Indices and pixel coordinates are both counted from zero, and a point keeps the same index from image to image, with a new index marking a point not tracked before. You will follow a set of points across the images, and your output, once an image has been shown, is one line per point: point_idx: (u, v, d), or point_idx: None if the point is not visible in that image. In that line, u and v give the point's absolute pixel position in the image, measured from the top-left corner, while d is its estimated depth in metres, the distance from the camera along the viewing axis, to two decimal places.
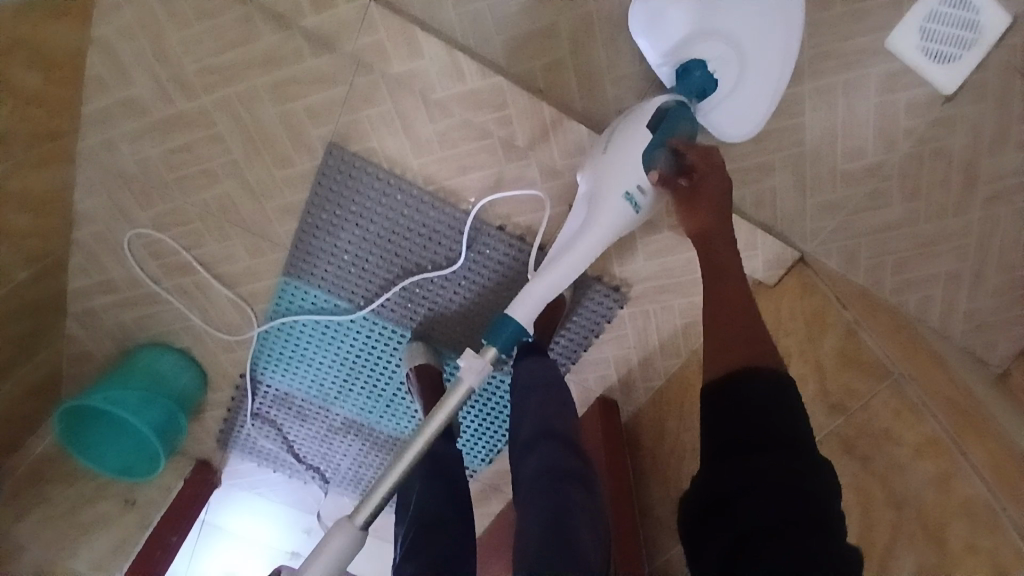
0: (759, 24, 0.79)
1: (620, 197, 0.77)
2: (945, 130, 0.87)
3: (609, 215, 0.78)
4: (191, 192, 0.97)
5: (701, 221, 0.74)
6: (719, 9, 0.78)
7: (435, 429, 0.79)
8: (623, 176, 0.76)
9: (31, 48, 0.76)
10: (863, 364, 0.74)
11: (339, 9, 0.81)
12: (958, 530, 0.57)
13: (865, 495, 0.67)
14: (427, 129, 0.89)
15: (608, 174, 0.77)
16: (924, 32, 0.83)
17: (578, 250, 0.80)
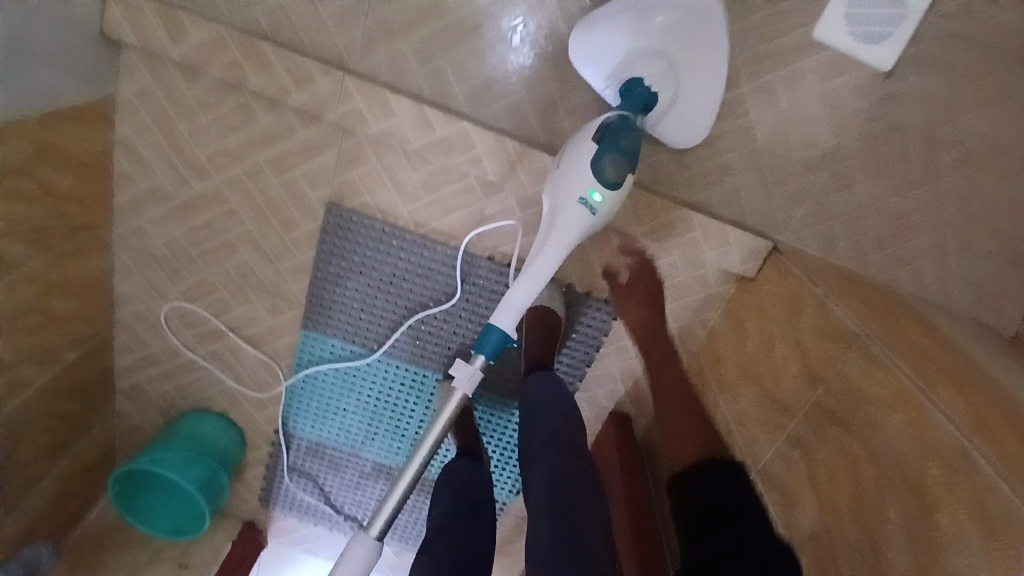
0: (687, 38, 0.87)
1: (575, 202, 0.84)
2: (893, 106, 0.92)
3: (568, 221, 0.85)
4: (213, 264, 1.09)
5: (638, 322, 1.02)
6: (648, 32, 0.87)
7: (439, 430, 0.85)
8: (579, 182, 0.84)
9: (63, 154, 0.90)
10: (837, 334, 0.76)
11: (319, 84, 0.91)
12: (936, 476, 0.57)
13: (851, 458, 0.68)
14: (410, 177, 0.99)
15: (562, 187, 0.85)
16: (853, 17, 0.89)
17: (544, 256, 0.87)
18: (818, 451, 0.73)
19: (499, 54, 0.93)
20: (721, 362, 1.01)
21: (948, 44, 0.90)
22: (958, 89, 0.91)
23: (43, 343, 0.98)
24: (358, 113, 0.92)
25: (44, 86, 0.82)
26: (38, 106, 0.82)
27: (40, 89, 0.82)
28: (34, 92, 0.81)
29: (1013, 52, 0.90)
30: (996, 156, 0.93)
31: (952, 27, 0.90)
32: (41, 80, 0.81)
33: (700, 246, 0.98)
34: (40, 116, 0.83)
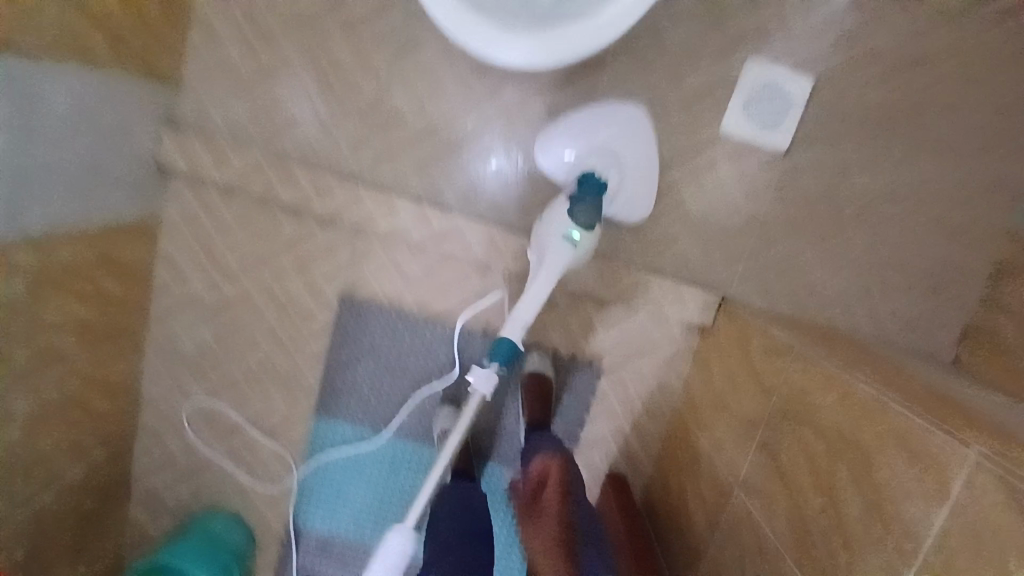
0: (622, 136, 1.09)
1: (559, 238, 1.01)
2: (795, 175, 1.14)
3: (554, 254, 1.01)
4: (235, 360, 1.21)
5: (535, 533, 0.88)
6: (592, 133, 1.08)
7: (467, 421, 0.97)
8: (556, 228, 1.01)
9: (116, 263, 1.06)
10: (780, 349, 0.91)
11: (336, 196, 1.12)
12: (865, 429, 0.70)
13: (805, 442, 0.79)
14: (411, 266, 1.16)
15: (546, 229, 1.02)
16: (748, 113, 1.11)
17: (537, 287, 1.01)
18: (779, 442, 0.84)
19: (478, 160, 1.14)
20: (700, 404, 1.12)
21: (832, 125, 1.12)
22: (850, 157, 1.13)
23: (78, 438, 1.07)
24: (367, 216, 1.12)
25: (107, 204, 1.01)
26: (99, 219, 1.00)
27: (105, 206, 1.01)
28: (100, 209, 1.00)
29: (889, 124, 1.12)
30: (888, 207, 1.15)
31: (836, 111, 1.11)
32: (105, 199, 1.01)
33: (662, 304, 1.16)
34: (103, 227, 1.01)
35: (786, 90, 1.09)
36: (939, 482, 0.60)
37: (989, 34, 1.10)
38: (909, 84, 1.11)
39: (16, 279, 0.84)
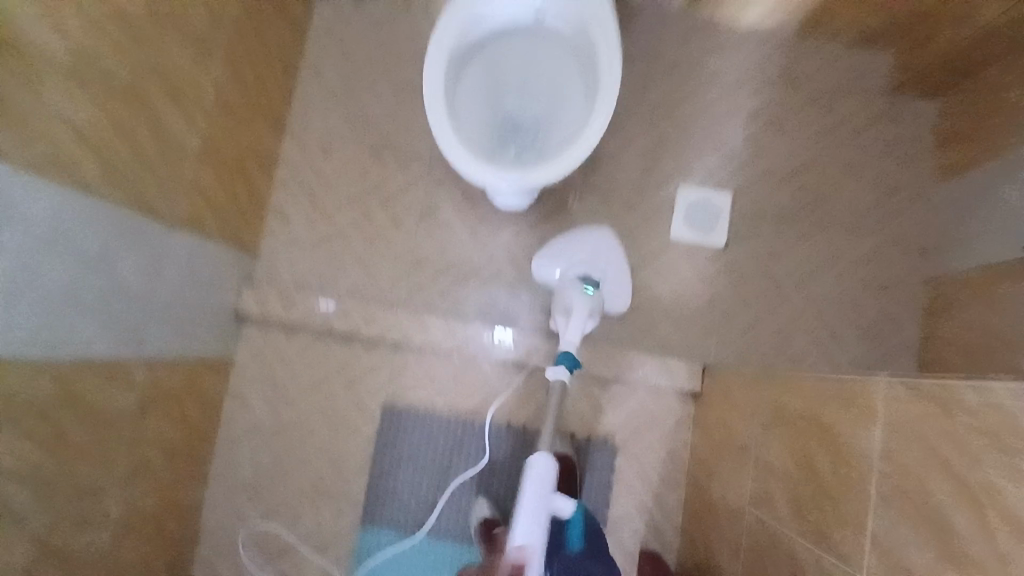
0: (596, 247, 1.42)
1: (581, 289, 1.30)
2: (740, 265, 1.44)
3: (582, 298, 1.28)
4: (290, 479, 1.35)
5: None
6: (573, 249, 1.41)
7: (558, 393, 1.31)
8: (573, 290, 1.30)
9: (198, 392, 1.27)
10: (760, 383, 1.12)
11: (380, 320, 1.37)
12: (832, 407, 0.89)
13: (794, 439, 0.96)
14: (443, 373, 1.38)
15: (568, 289, 1.31)
16: (689, 222, 1.45)
17: (576, 321, 1.25)
18: (775, 452, 1.01)
19: (492, 285, 1.42)
20: (708, 460, 1.27)
21: (760, 226, 1.45)
22: (779, 246, 1.45)
23: (149, 557, 1.17)
24: (405, 333, 1.36)
25: (196, 341, 1.25)
26: (190, 354, 1.23)
27: (195, 342, 1.24)
28: (191, 345, 1.23)
29: (803, 218, 1.46)
30: (819, 278, 1.44)
31: (760, 214, 1.46)
32: (196, 337, 1.25)
33: (653, 376, 1.37)
34: (191, 361, 1.24)
35: (715, 203, 1.45)
36: (872, 421, 0.81)
37: (857, 148, 1.48)
38: (808, 185, 1.47)
39: (125, 394, 1.06)
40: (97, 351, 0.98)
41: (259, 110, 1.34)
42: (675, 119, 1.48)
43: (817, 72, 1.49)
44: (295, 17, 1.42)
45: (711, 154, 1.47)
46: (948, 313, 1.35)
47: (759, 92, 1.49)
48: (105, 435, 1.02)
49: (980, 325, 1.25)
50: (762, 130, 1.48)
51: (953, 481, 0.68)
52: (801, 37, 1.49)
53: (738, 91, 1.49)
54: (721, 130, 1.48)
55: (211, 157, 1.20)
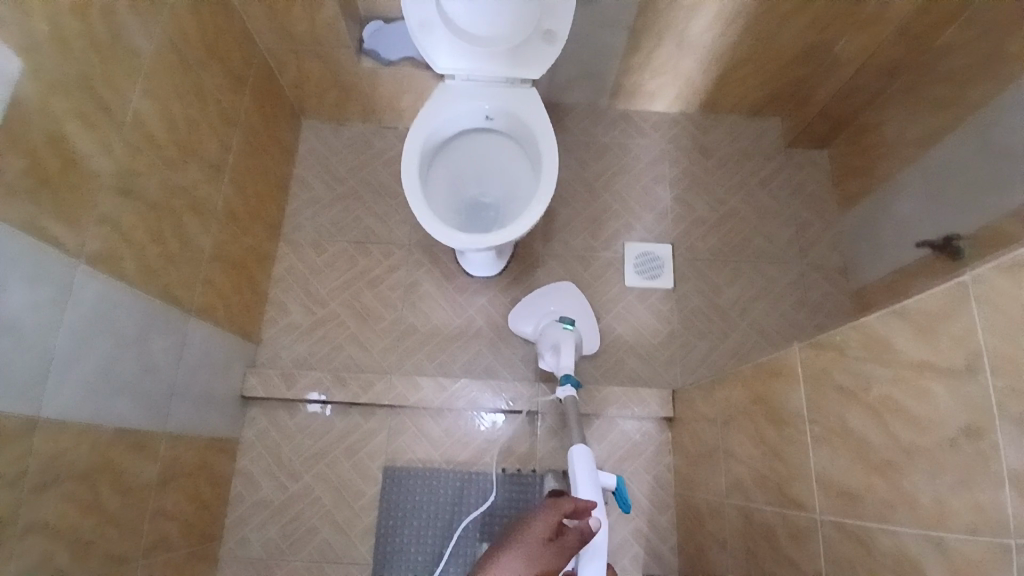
0: (560, 293, 1.56)
1: (561, 326, 1.45)
2: (688, 301, 1.64)
3: (566, 334, 1.44)
4: (299, 551, 1.40)
5: (516, 552, 0.93)
6: (540, 300, 1.56)
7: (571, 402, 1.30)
8: (556, 330, 1.45)
9: (209, 470, 1.35)
10: (723, 390, 1.27)
11: (376, 386, 1.50)
12: (775, 385, 1.05)
13: (753, 423, 1.11)
14: (437, 429, 1.50)
15: (549, 332, 1.47)
16: (638, 270, 1.66)
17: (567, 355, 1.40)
18: (738, 441, 1.16)
19: (475, 344, 1.58)
20: (689, 474, 1.40)
21: (698, 266, 1.68)
22: (718, 281, 1.66)
23: None
24: (400, 395, 1.49)
25: (208, 421, 1.35)
26: (204, 433, 1.34)
27: (208, 423, 1.35)
28: (206, 425, 1.34)
29: (734, 256, 1.69)
30: (758, 305, 1.64)
31: (697, 257, 1.69)
32: (209, 417, 1.36)
33: (629, 405, 1.50)
34: (202, 439, 1.33)
35: (657, 254, 1.68)
36: (796, 383, 0.98)
37: (767, 193, 1.75)
38: (734, 230, 1.71)
39: (149, 465, 1.15)
40: (132, 423, 1.11)
41: (258, 217, 1.55)
42: (613, 189, 1.75)
43: (724, 140, 1.80)
44: (285, 143, 1.69)
45: (647, 214, 1.72)
46: None
47: (678, 159, 1.78)
48: (131, 504, 1.11)
49: None
50: (687, 190, 1.75)
51: (861, 405, 0.80)
52: (704, 115, 1.82)
53: (661, 162, 1.78)
54: (652, 194, 1.75)
55: (221, 257, 1.39)
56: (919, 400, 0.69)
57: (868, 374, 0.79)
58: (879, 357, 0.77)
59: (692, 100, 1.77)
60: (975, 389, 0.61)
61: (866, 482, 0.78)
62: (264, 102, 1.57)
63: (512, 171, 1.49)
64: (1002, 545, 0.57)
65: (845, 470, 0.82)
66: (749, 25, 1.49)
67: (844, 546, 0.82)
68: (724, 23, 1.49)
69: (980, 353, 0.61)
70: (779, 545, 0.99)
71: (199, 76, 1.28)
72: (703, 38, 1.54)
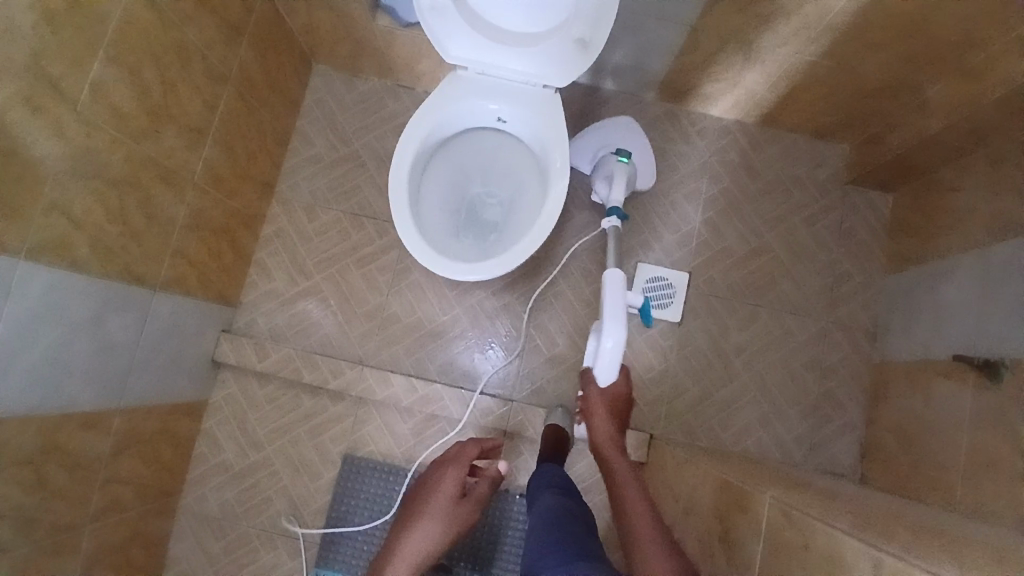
0: (618, 126, 1.51)
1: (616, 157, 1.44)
2: (690, 339, 1.52)
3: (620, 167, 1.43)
4: (252, 517, 1.45)
5: (432, 514, 1.17)
6: (598, 129, 1.51)
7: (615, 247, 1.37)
8: (612, 162, 1.44)
9: (171, 433, 1.37)
10: (691, 468, 1.20)
11: (346, 374, 1.47)
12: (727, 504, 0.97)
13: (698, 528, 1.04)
14: (403, 426, 1.48)
15: (604, 162, 1.46)
16: (644, 294, 1.53)
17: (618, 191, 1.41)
18: (682, 530, 1.10)
19: (458, 345, 1.52)
20: None
21: (711, 303, 1.53)
22: (728, 323, 1.53)
23: None
24: (370, 388, 1.46)
25: (173, 388, 1.35)
26: (168, 398, 1.34)
27: (173, 390, 1.36)
28: (170, 391, 1.35)
29: (753, 298, 1.53)
30: (765, 357, 1.51)
31: (712, 291, 1.54)
32: (175, 383, 1.36)
33: None
34: (164, 406, 1.33)
35: (670, 280, 1.53)
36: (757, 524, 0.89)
37: (809, 232, 1.55)
38: (761, 268, 1.54)
39: (101, 439, 1.16)
40: (79, 405, 1.10)
41: (247, 177, 1.46)
42: (638, 200, 1.58)
43: (776, 162, 1.57)
44: (289, 93, 1.55)
45: (669, 233, 1.56)
46: (889, 408, 1.39)
47: (719, 176, 1.58)
48: (80, 478, 1.13)
49: (916, 422, 1.29)
50: (720, 213, 1.57)
51: None
52: (760, 129, 1.58)
53: (698, 176, 1.58)
54: (680, 212, 1.57)
55: (199, 225, 1.32)
56: None
57: None
58: None
59: (750, 111, 1.53)
60: None
61: None
62: (267, 50, 1.41)
63: (523, 178, 1.32)
64: None
65: None
66: (830, 50, 1.24)
67: None
68: (804, 43, 1.24)
69: None
70: None
71: (183, 33, 1.14)
72: (774, 53, 1.30)
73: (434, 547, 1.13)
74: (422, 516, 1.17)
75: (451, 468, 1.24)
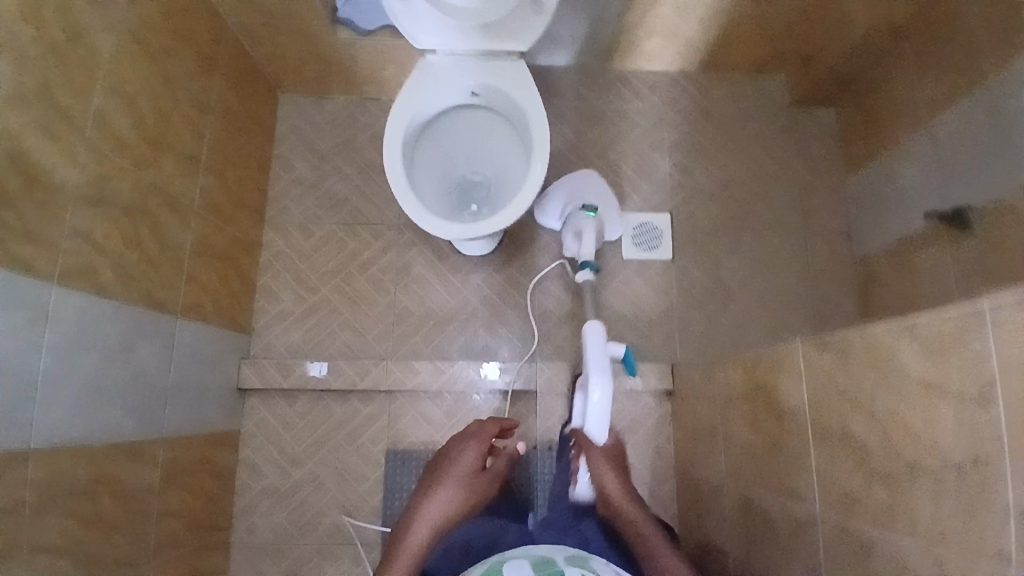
0: (579, 178, 1.54)
1: (581, 217, 1.50)
2: (686, 272, 1.61)
3: (587, 227, 1.50)
4: (308, 534, 1.44)
5: (456, 482, 1.03)
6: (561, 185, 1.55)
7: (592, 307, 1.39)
8: (579, 219, 1.51)
9: (212, 463, 1.37)
10: (721, 371, 1.26)
11: (373, 372, 1.49)
12: (774, 378, 1.03)
13: (752, 415, 1.10)
14: (438, 411, 1.51)
15: (571, 223, 1.52)
16: (635, 242, 1.62)
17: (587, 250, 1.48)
18: (737, 426, 1.16)
19: (472, 324, 1.56)
20: (689, 448, 1.41)
21: (697, 236, 1.63)
22: (717, 251, 1.63)
23: None
24: (398, 380, 1.49)
25: (206, 418, 1.35)
26: (202, 427, 1.34)
27: (206, 419, 1.36)
28: (203, 420, 1.35)
29: (733, 224, 1.64)
30: (759, 273, 1.61)
31: (695, 226, 1.64)
32: (207, 412, 1.36)
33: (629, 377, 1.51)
34: (201, 436, 1.33)
35: (656, 224, 1.63)
36: (799, 377, 0.95)
37: (768, 156, 1.68)
38: (734, 197, 1.66)
39: (150, 469, 1.15)
40: (126, 433, 1.09)
41: (240, 204, 1.51)
42: (609, 158, 1.68)
43: (724, 100, 1.71)
44: (263, 123, 1.62)
45: (645, 182, 1.67)
46: (882, 290, 1.49)
47: (676, 122, 1.70)
48: (135, 510, 1.11)
49: (909, 293, 1.40)
50: (686, 156, 1.69)
51: (866, 414, 0.78)
52: (704, 74, 1.73)
53: (659, 126, 1.70)
54: (650, 161, 1.68)
55: (205, 252, 1.35)
56: (926, 425, 0.67)
57: (873, 388, 0.77)
58: (883, 369, 0.75)
59: (691, 59, 1.68)
60: (987, 417, 0.59)
61: (869, 490, 0.77)
62: (238, 80, 1.49)
63: (505, 151, 1.43)
64: None
65: (846, 475, 0.81)
66: None
67: (844, 548, 0.82)
68: None
69: (991, 382, 0.58)
70: (778, 534, 1.00)
71: (167, 65, 1.21)
72: None
73: (452, 515, 0.98)
74: (447, 485, 1.02)
75: (474, 438, 1.11)
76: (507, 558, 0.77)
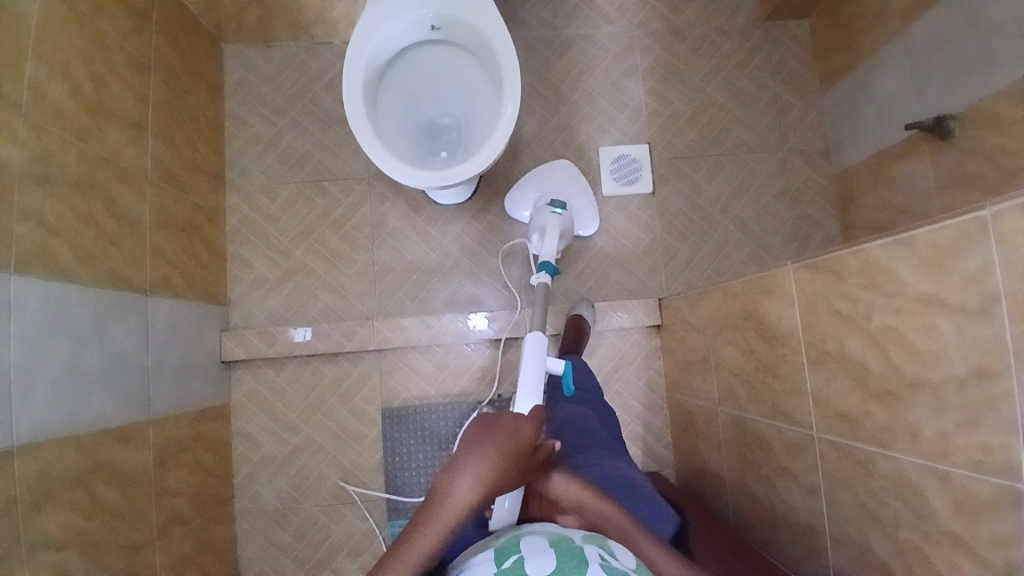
0: (548, 170, 1.45)
1: (547, 213, 1.40)
2: (667, 203, 1.59)
3: (550, 222, 1.39)
4: (312, 497, 1.45)
5: (515, 452, 0.72)
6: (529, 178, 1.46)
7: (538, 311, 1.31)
8: (545, 214, 1.41)
9: (206, 439, 1.35)
10: (708, 301, 1.26)
11: (359, 333, 1.47)
12: (764, 305, 1.03)
13: (743, 342, 1.11)
14: (429, 364, 1.50)
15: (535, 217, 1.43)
16: (613, 176, 1.58)
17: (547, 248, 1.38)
18: (728, 354, 1.18)
19: (455, 274, 1.53)
20: (681, 379, 1.43)
21: (676, 165, 1.60)
22: (697, 178, 1.60)
23: None
24: (386, 337, 1.47)
25: (194, 396, 1.32)
26: (192, 404, 1.31)
27: (194, 396, 1.33)
28: (192, 398, 1.32)
29: (712, 150, 1.61)
30: (739, 199, 1.59)
31: (672, 154, 1.60)
32: (194, 389, 1.33)
33: (616, 314, 1.51)
34: (191, 413, 1.30)
35: (634, 156, 1.59)
36: (789, 303, 0.95)
37: (743, 76, 1.63)
38: (711, 121, 1.62)
39: (144, 452, 1.13)
40: (113, 419, 1.06)
41: (197, 169, 1.42)
42: (581, 89, 1.61)
43: (695, 19, 1.64)
44: (209, 78, 1.50)
45: (619, 113, 1.61)
46: (862, 206, 1.50)
47: (648, 46, 1.63)
48: (133, 494, 1.08)
49: (889, 207, 1.40)
50: (660, 81, 1.62)
51: (861, 337, 0.78)
52: None
53: (630, 52, 1.63)
54: (623, 90, 1.62)
55: (167, 225, 1.28)
56: (925, 344, 0.68)
57: (867, 311, 0.77)
58: (879, 288, 0.74)
59: None
60: (990, 332, 0.59)
61: (866, 409, 0.79)
62: (175, 35, 1.36)
63: (472, 88, 1.35)
64: (1011, 486, 0.58)
65: (843, 395, 0.82)
66: None
67: (842, 464, 0.84)
68: None
69: (995, 298, 0.58)
70: (774, 454, 1.03)
71: (95, 23, 1.09)
72: None
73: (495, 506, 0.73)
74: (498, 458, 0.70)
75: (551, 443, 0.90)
76: (523, 532, 0.72)
